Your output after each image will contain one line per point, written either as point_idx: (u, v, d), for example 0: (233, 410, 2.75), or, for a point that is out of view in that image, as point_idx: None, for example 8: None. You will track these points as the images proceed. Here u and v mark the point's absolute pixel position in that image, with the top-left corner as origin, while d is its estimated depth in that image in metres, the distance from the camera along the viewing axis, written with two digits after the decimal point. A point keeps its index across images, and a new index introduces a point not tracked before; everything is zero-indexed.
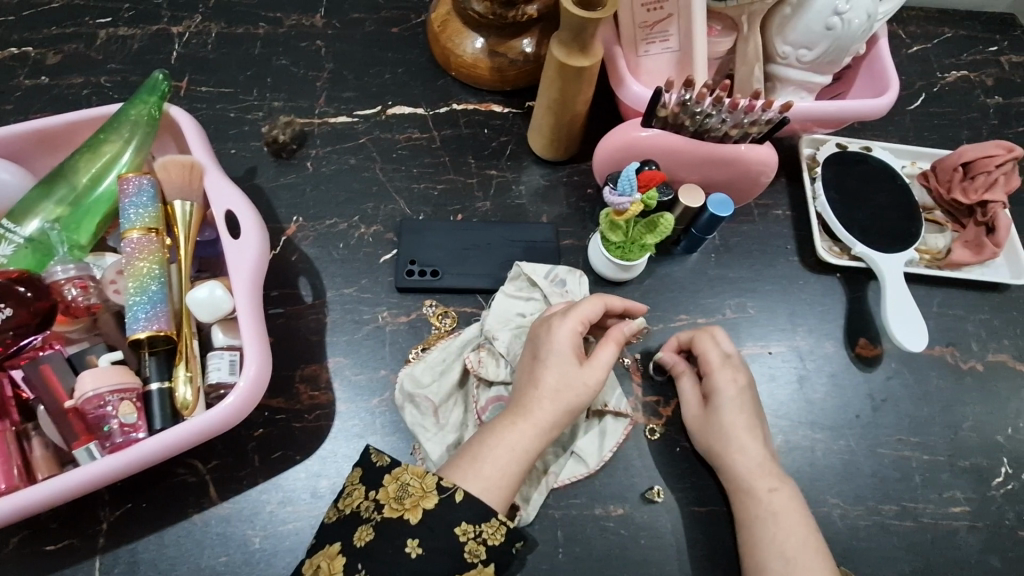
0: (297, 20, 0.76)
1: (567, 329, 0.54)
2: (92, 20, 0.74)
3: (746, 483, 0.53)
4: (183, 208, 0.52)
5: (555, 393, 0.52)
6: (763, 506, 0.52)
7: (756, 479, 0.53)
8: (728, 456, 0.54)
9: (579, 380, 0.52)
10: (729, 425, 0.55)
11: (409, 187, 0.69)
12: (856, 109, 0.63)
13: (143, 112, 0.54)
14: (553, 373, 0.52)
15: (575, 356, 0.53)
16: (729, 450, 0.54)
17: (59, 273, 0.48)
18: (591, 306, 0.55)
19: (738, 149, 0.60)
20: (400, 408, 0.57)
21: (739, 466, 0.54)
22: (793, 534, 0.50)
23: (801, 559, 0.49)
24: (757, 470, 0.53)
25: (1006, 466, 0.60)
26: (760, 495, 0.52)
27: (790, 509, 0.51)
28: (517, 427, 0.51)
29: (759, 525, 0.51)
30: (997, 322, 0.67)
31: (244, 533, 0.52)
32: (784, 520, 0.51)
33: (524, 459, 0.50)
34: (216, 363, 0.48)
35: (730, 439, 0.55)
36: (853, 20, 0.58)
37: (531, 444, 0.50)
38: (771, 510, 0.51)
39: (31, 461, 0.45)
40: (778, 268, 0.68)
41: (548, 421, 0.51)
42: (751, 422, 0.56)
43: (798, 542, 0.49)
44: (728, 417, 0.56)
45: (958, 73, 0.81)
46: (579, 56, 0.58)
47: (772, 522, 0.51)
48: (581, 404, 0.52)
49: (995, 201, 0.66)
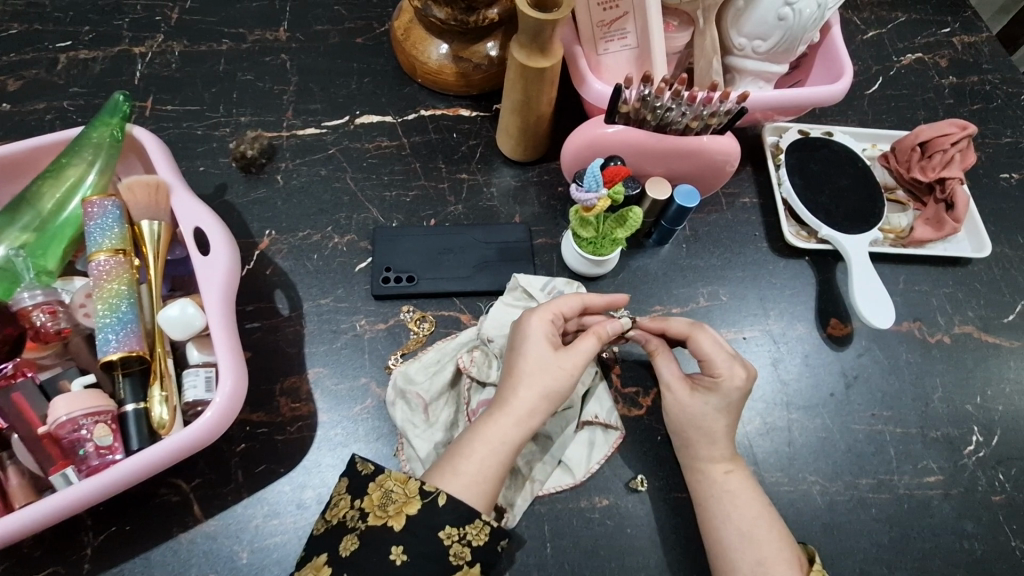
0: (260, 35, 0.76)
1: (542, 320, 0.55)
2: (52, 45, 0.73)
3: (703, 464, 0.55)
4: (151, 227, 0.52)
5: (530, 380, 0.52)
6: (717, 487, 0.54)
7: (713, 461, 0.55)
8: (695, 446, 0.55)
9: (555, 368, 0.53)
10: (702, 419, 0.55)
11: (381, 195, 0.69)
12: (813, 96, 0.65)
13: (106, 134, 0.54)
14: (530, 363, 0.53)
15: (551, 346, 0.54)
16: (691, 435, 0.55)
17: (26, 299, 0.47)
18: (567, 300, 0.57)
19: (700, 140, 0.61)
20: (390, 404, 0.57)
21: (697, 449, 0.55)
22: (748, 511, 0.52)
23: (756, 535, 0.51)
24: (720, 454, 0.55)
25: (977, 434, 0.62)
26: (714, 476, 0.54)
27: (744, 486, 0.54)
28: (497, 421, 0.51)
29: (714, 504, 0.53)
30: (961, 295, 0.69)
31: (230, 549, 0.52)
32: (739, 499, 0.53)
33: (504, 451, 0.50)
34: (192, 381, 0.48)
35: (705, 434, 0.55)
36: (804, 10, 0.60)
37: (509, 437, 0.51)
38: (725, 491, 0.53)
39: (8, 491, 0.44)
40: (748, 254, 0.69)
41: (526, 409, 0.52)
42: (730, 421, 0.56)
43: (752, 518, 0.52)
44: (706, 411, 0.55)
45: (912, 56, 0.83)
46: (538, 57, 0.59)
47: (726, 501, 0.53)
48: (560, 393, 0.53)
49: (951, 178, 0.68)
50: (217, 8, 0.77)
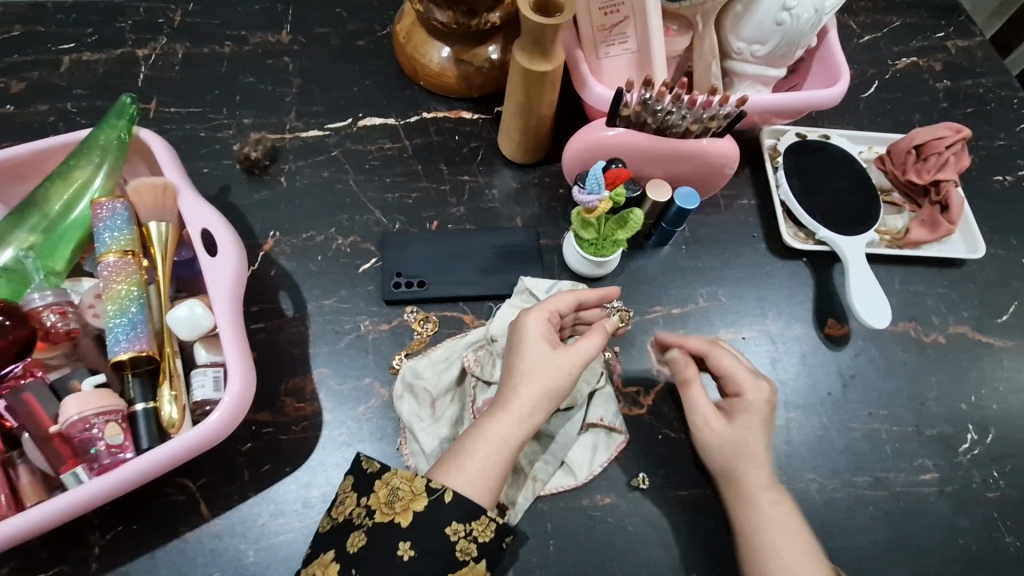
0: (262, 38, 0.76)
1: (539, 318, 0.55)
2: (55, 47, 0.74)
3: (752, 494, 0.54)
4: (158, 229, 0.52)
5: (529, 378, 0.53)
6: (765, 519, 0.52)
7: (763, 491, 0.54)
8: (744, 474, 0.54)
9: (555, 366, 0.53)
10: (748, 443, 0.55)
11: (383, 197, 0.70)
12: (810, 100, 0.66)
13: (113, 136, 0.54)
14: (529, 362, 0.54)
15: (549, 344, 0.54)
16: (742, 464, 0.55)
17: (37, 300, 0.48)
18: (562, 299, 0.57)
19: (700, 143, 0.62)
20: (399, 398, 0.59)
21: (749, 480, 0.54)
22: (794, 545, 0.51)
23: (802, 569, 0.50)
24: (764, 482, 0.54)
25: (971, 433, 0.63)
26: (762, 507, 0.53)
27: (792, 520, 0.53)
28: (499, 419, 0.52)
29: (759, 535, 0.52)
30: (955, 296, 0.70)
31: (237, 548, 0.52)
32: (787, 532, 0.52)
33: (506, 448, 0.51)
34: (200, 381, 0.49)
35: (749, 457, 0.55)
36: (801, 15, 0.61)
37: (512, 434, 0.52)
38: (770, 522, 0.52)
39: (19, 488, 0.45)
40: (747, 255, 0.70)
41: (527, 407, 0.52)
42: (767, 439, 0.56)
43: (797, 552, 0.51)
44: (746, 432, 0.56)
45: (907, 60, 0.84)
46: (540, 60, 0.59)
47: (773, 533, 0.52)
48: (560, 391, 0.53)
49: (947, 181, 0.69)
50: (219, 11, 0.78)
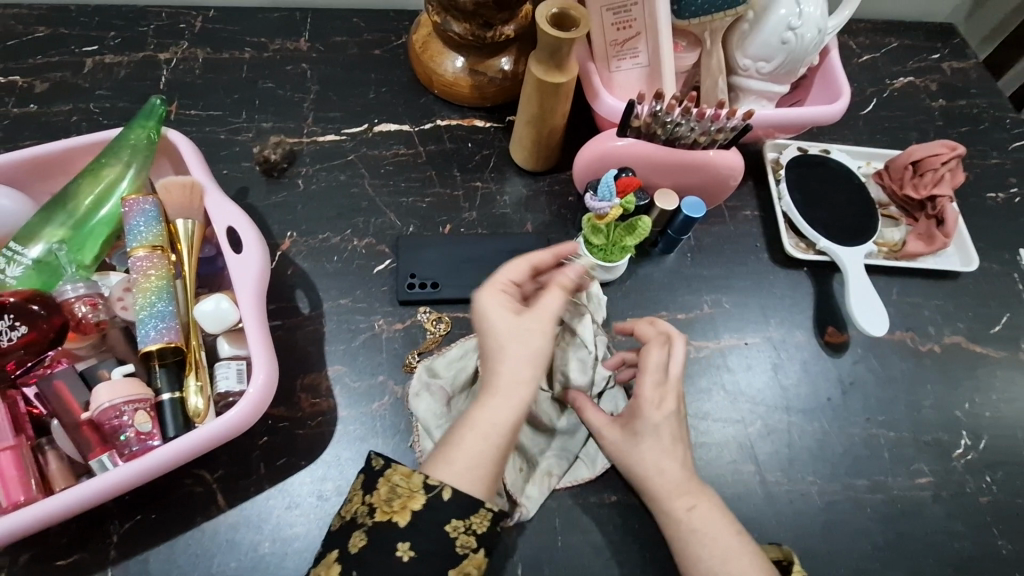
0: (281, 45, 0.79)
1: (489, 294, 0.54)
2: (78, 48, 0.76)
3: (665, 504, 0.52)
4: (185, 226, 0.54)
5: (501, 353, 0.52)
6: (682, 528, 0.51)
7: (675, 500, 0.52)
8: (649, 483, 0.53)
9: (524, 331, 0.53)
10: (656, 451, 0.53)
11: (398, 201, 0.72)
12: (812, 115, 0.68)
13: (143, 137, 0.56)
14: (497, 337, 0.53)
15: (511, 312, 0.53)
16: (649, 474, 0.53)
17: (70, 292, 0.50)
18: (512, 268, 0.57)
19: (707, 155, 0.65)
20: (415, 395, 0.60)
21: (657, 489, 0.53)
22: (717, 552, 0.50)
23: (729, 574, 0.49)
24: (674, 490, 0.52)
25: (965, 439, 0.65)
26: (678, 516, 0.52)
27: (710, 525, 0.51)
28: (483, 404, 0.51)
29: (685, 548, 0.51)
30: (950, 307, 0.72)
31: (252, 539, 0.54)
32: (707, 539, 0.50)
33: (497, 433, 0.50)
34: (224, 373, 0.50)
35: (653, 465, 0.53)
36: (805, 35, 0.63)
37: (500, 411, 0.51)
38: (692, 531, 0.51)
39: (48, 474, 0.46)
40: (749, 265, 0.72)
41: (508, 383, 0.51)
42: (673, 444, 0.54)
43: (721, 559, 0.49)
44: (648, 447, 0.53)
45: (904, 79, 0.88)
46: (555, 72, 0.62)
47: (692, 542, 0.50)
48: (536, 354, 0.52)
49: (943, 196, 0.71)
50: (239, 18, 0.80)
